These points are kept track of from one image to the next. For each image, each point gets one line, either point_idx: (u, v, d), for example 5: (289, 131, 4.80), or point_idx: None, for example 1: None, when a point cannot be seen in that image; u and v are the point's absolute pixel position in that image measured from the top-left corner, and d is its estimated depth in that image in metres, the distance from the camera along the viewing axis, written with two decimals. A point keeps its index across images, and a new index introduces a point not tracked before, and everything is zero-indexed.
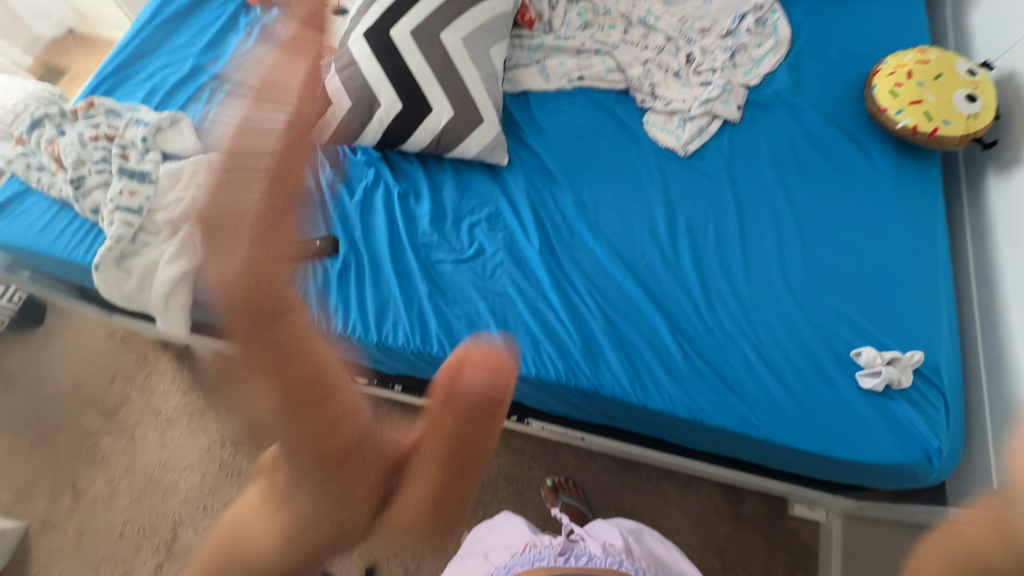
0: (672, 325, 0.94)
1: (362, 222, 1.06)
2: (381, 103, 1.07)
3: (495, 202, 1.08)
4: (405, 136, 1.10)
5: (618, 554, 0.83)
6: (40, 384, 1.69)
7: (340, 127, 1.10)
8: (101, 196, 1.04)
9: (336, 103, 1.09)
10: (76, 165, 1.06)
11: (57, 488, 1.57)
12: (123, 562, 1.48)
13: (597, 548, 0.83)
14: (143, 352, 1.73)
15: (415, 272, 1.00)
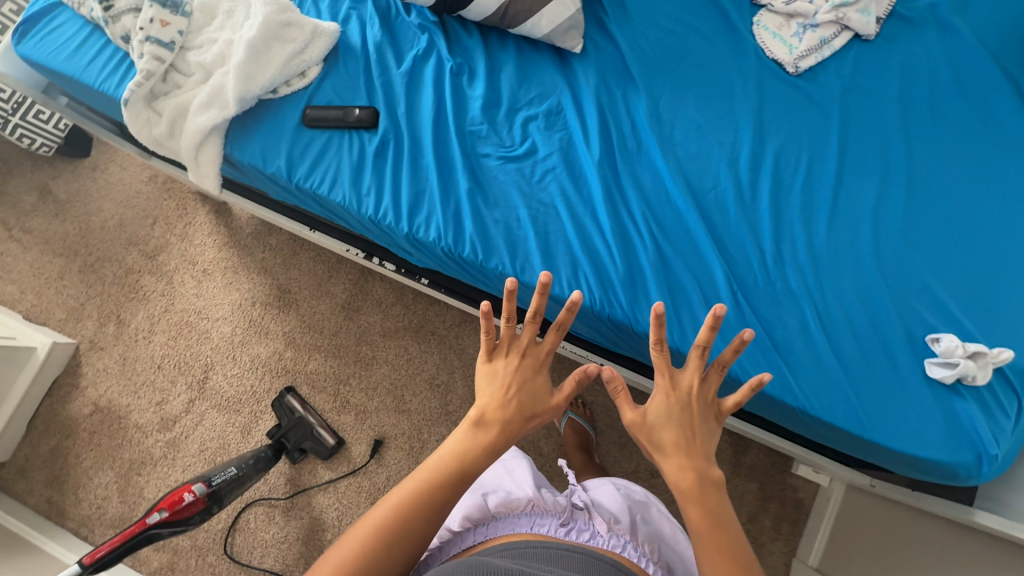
0: (729, 270, 0.84)
1: (407, 97, 0.94)
2: None
3: (559, 95, 0.94)
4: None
5: (621, 541, 0.84)
6: (87, 214, 1.74)
7: None
8: (131, 23, 0.95)
9: None
10: None
11: (104, 314, 1.67)
12: (160, 391, 1.61)
13: (603, 527, 0.84)
14: (183, 200, 1.74)
15: (457, 163, 0.91)
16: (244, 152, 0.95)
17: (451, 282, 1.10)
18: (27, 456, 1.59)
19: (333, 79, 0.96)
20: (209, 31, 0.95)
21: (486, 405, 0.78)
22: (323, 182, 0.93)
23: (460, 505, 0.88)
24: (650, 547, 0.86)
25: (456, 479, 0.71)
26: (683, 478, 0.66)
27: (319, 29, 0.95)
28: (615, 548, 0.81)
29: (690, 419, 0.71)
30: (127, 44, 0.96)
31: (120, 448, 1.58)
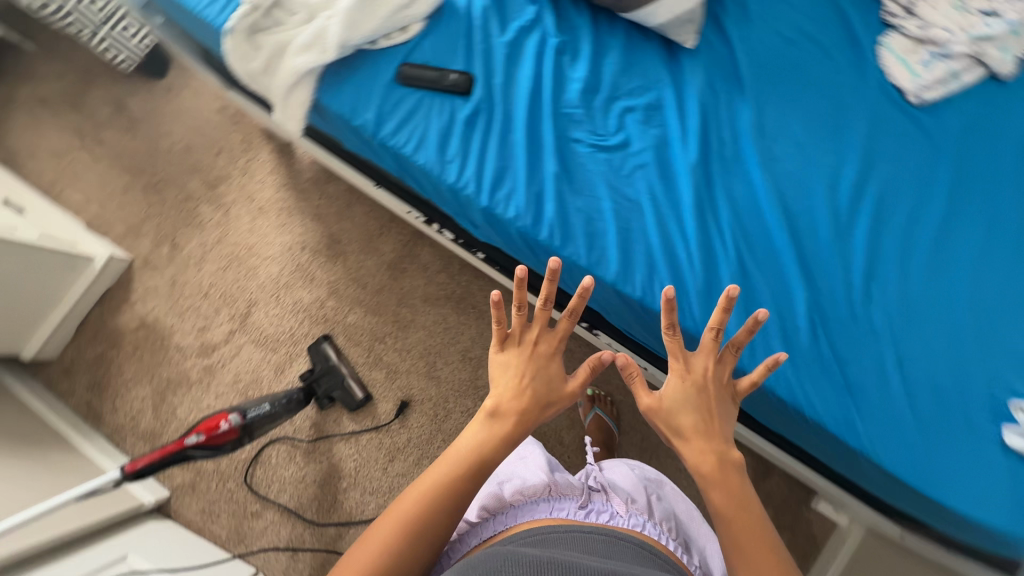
0: (812, 299, 0.81)
1: (505, 68, 0.92)
2: None
3: (662, 89, 0.90)
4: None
5: (640, 519, 0.85)
6: (157, 135, 1.77)
7: None
8: None
9: None
10: None
11: (161, 235, 1.71)
12: (203, 318, 1.66)
13: (621, 508, 0.85)
14: (249, 136, 1.76)
15: (547, 144, 0.88)
16: (334, 99, 0.93)
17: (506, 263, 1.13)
18: (73, 358, 1.66)
19: (433, 39, 0.94)
20: None
21: (504, 395, 0.79)
22: (409, 142, 0.92)
23: (477, 499, 0.90)
24: (667, 524, 0.89)
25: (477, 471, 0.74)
26: (708, 459, 0.67)
27: None
28: (636, 526, 0.83)
29: (706, 401, 0.71)
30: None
31: (160, 365, 1.64)
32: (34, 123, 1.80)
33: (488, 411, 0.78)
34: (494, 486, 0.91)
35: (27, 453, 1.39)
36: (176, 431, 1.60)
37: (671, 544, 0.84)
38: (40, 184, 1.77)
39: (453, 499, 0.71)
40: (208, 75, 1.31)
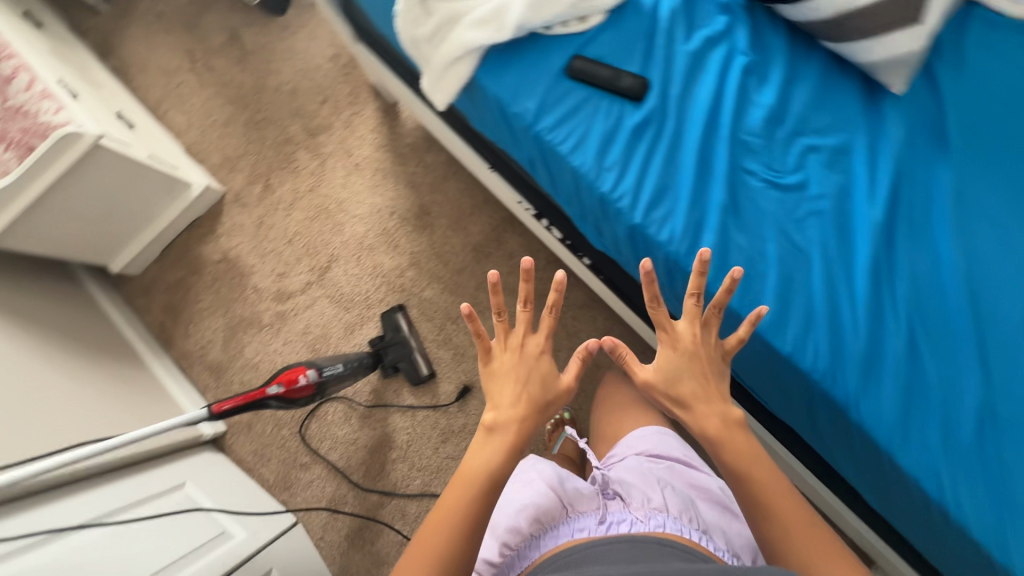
0: (985, 394, 0.74)
1: (685, 79, 0.85)
2: None
3: (852, 131, 0.82)
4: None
5: (660, 516, 0.82)
6: (266, 72, 1.75)
7: None
8: None
9: None
10: None
11: (255, 173, 1.71)
12: (284, 265, 1.66)
13: (641, 515, 0.81)
14: (356, 89, 1.72)
15: (717, 171, 0.82)
16: (497, 81, 0.88)
17: (606, 268, 1.18)
18: (154, 279, 1.68)
19: (612, 34, 0.88)
20: None
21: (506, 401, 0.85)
22: (567, 141, 0.86)
23: (493, 534, 0.85)
24: (688, 514, 0.86)
25: (490, 485, 0.77)
26: (711, 420, 0.75)
27: None
28: (658, 526, 0.79)
29: (700, 365, 0.78)
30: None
31: (235, 302, 1.65)
32: (148, 39, 1.79)
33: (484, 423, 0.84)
34: (508, 516, 0.86)
35: (100, 366, 1.41)
36: (240, 369, 1.62)
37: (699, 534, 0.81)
38: (146, 100, 1.77)
39: (471, 524, 0.74)
40: (343, 25, 1.26)
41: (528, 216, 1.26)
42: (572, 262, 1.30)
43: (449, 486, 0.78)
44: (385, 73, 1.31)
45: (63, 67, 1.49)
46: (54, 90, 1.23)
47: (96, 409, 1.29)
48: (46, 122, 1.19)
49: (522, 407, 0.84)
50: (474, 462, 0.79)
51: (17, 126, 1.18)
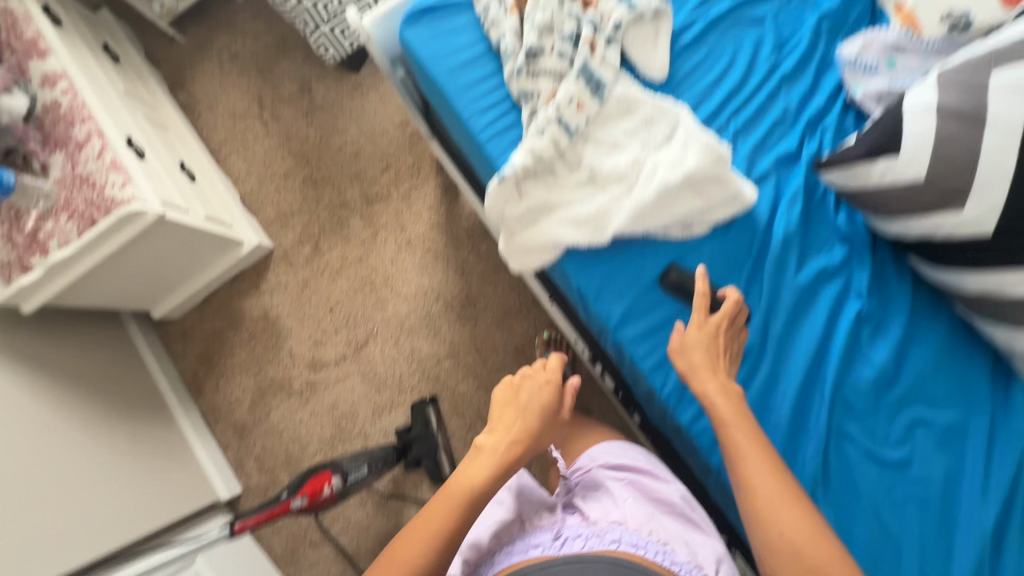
0: None
1: (791, 313, 0.78)
2: (966, 212, 0.71)
3: (966, 410, 0.76)
4: (962, 261, 0.74)
5: (617, 529, 0.79)
6: (332, 129, 1.71)
7: (875, 192, 0.77)
8: (545, 89, 0.80)
9: (900, 165, 0.73)
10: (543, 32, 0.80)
11: (306, 234, 1.68)
12: (322, 333, 1.63)
13: (593, 530, 0.80)
14: (420, 162, 1.67)
15: (814, 429, 0.75)
16: (583, 277, 0.81)
17: (656, 436, 1.11)
18: (193, 325, 1.67)
19: (716, 246, 0.80)
20: (614, 131, 0.80)
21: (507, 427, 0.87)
22: (648, 356, 0.80)
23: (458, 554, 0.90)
24: (651, 527, 0.80)
25: (473, 499, 0.77)
26: (713, 389, 0.70)
27: (738, 194, 0.77)
28: (611, 541, 0.77)
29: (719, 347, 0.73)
30: (531, 104, 0.81)
31: (268, 363, 1.63)
32: (221, 76, 1.76)
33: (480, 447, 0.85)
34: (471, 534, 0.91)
35: (130, 422, 1.40)
36: (264, 433, 1.60)
37: (658, 546, 0.76)
38: (209, 140, 1.75)
39: None
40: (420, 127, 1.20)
41: (583, 355, 1.19)
42: (618, 405, 1.23)
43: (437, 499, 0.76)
44: (458, 176, 1.24)
45: (134, 112, 1.47)
46: (122, 159, 1.20)
47: (123, 480, 1.28)
48: (111, 197, 1.16)
49: (518, 431, 0.85)
50: (465, 480, 0.79)
51: (82, 197, 1.16)
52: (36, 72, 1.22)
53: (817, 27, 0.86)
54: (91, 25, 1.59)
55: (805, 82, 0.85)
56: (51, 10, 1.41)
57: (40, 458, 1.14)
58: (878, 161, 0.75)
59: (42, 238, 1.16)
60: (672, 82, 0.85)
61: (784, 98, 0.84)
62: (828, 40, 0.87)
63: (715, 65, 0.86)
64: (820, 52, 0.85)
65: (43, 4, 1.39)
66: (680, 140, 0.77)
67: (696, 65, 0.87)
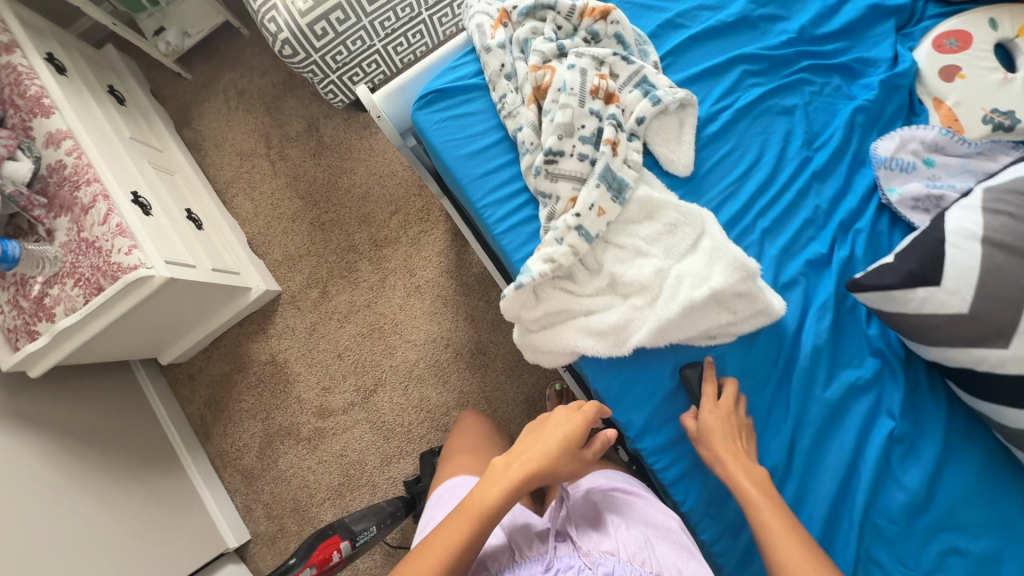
0: None
1: (818, 430, 0.80)
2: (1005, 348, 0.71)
3: (1004, 540, 0.76)
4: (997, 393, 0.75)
5: (611, 561, 0.71)
6: (340, 170, 1.68)
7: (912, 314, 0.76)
8: (564, 190, 0.77)
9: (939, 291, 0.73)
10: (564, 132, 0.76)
11: (314, 277, 1.65)
12: (330, 379, 1.61)
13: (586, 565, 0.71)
14: (429, 205, 1.65)
15: (842, 551, 0.77)
16: (606, 385, 0.80)
17: None
18: (200, 368, 1.66)
19: (744, 357, 0.81)
20: (636, 234, 0.77)
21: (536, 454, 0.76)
22: (669, 466, 0.81)
23: None
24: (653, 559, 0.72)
25: (488, 520, 0.71)
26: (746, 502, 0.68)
27: (765, 308, 0.74)
28: None
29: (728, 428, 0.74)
30: (550, 207, 0.78)
31: (276, 409, 1.62)
32: (226, 114, 1.73)
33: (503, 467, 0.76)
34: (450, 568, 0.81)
35: (137, 475, 1.39)
36: (272, 480, 1.59)
37: None
38: (215, 179, 1.72)
39: None
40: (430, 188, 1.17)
41: None
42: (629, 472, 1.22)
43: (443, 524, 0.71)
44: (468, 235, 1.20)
45: (139, 159, 1.44)
46: (129, 223, 1.18)
47: (133, 537, 1.28)
48: (117, 263, 1.14)
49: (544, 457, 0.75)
50: (482, 496, 0.72)
51: (87, 262, 1.14)
52: (41, 132, 1.20)
53: (853, 114, 0.85)
54: (95, 67, 1.56)
55: (834, 184, 0.84)
56: (55, 58, 1.38)
57: (52, 523, 1.14)
58: (916, 288, 0.75)
59: (49, 303, 1.15)
60: (698, 175, 0.82)
61: (814, 196, 0.83)
62: (861, 132, 0.86)
63: (744, 156, 0.82)
64: (851, 147, 0.84)
65: (47, 53, 1.36)
66: (706, 252, 0.73)
67: (725, 153, 0.83)
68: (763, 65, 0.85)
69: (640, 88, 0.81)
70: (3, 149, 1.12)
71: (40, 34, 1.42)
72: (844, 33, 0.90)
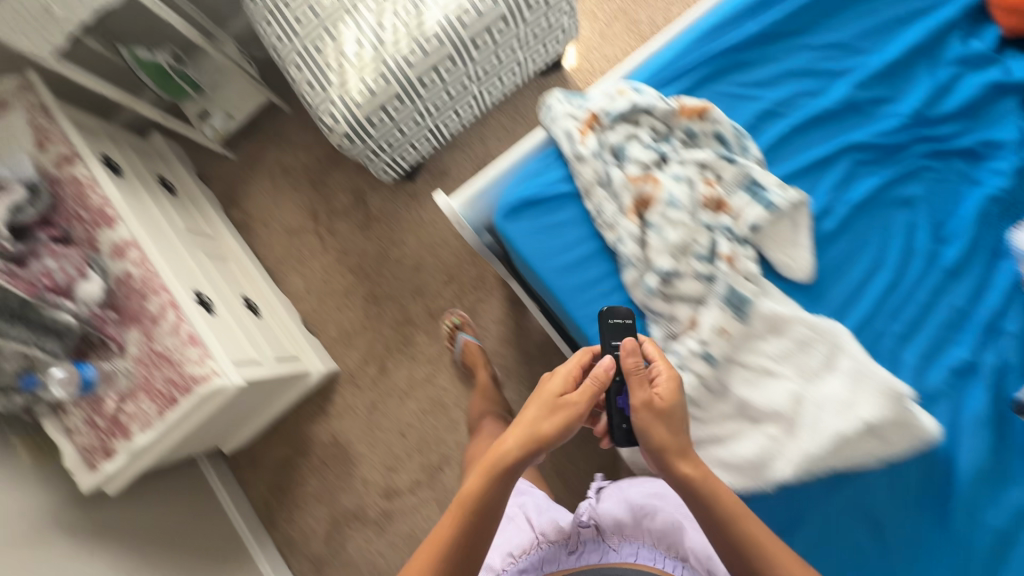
0: None
1: (981, 561, 0.86)
2: None
3: None
4: None
5: (632, 545, 0.98)
6: (390, 242, 1.66)
7: None
8: (682, 315, 0.79)
9: None
10: (681, 254, 0.77)
11: (371, 354, 1.62)
12: (395, 459, 1.57)
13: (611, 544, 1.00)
14: (484, 273, 1.62)
15: None
16: (770, 514, 0.89)
17: None
18: (260, 452, 1.63)
19: (903, 482, 0.90)
20: (766, 358, 0.80)
21: (525, 420, 0.77)
22: None
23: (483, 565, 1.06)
24: (662, 538, 0.99)
25: (473, 507, 0.74)
26: None
27: (914, 430, 0.79)
28: (628, 554, 0.96)
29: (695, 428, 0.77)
30: (670, 325, 0.80)
31: (341, 492, 1.58)
32: (273, 192, 1.72)
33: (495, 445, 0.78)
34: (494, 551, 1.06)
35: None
36: (342, 566, 1.55)
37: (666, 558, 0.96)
38: (266, 258, 1.70)
39: None
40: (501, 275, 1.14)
41: None
42: None
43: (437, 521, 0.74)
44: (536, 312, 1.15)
45: (195, 251, 1.43)
46: (199, 331, 1.15)
47: None
48: (191, 375, 1.12)
49: (531, 426, 0.76)
50: (470, 486, 0.76)
51: (162, 375, 1.12)
52: (106, 243, 1.18)
53: (982, 206, 0.93)
54: (145, 157, 1.56)
55: (965, 287, 0.93)
56: (110, 157, 1.37)
57: None
58: None
59: (124, 419, 1.13)
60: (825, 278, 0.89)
61: (948, 301, 0.92)
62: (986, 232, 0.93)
63: (866, 251, 0.90)
64: (979, 253, 0.93)
65: (103, 155, 1.35)
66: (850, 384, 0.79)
67: (848, 249, 0.91)
68: (874, 154, 0.93)
69: (749, 191, 0.80)
70: (74, 271, 1.09)
71: (94, 134, 1.41)
72: (963, 113, 0.96)
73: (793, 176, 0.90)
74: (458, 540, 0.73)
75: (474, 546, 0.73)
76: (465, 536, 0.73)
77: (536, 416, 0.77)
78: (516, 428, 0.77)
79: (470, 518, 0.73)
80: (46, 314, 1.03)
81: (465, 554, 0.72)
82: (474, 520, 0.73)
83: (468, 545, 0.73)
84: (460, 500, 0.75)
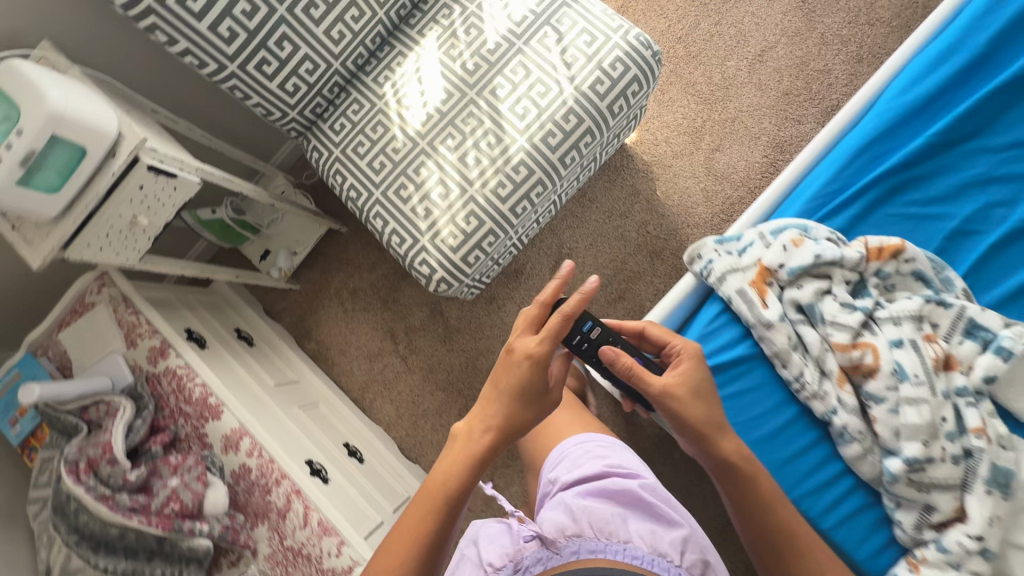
0: None
1: None
2: None
3: None
4: None
5: (575, 542, 0.78)
6: (477, 351, 1.59)
7: None
8: (942, 503, 0.75)
9: None
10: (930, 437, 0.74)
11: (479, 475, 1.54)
12: None
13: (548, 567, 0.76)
14: None
15: None
16: None
17: None
18: None
19: None
20: None
21: (503, 407, 0.81)
22: None
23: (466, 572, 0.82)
24: (604, 527, 0.81)
25: (450, 501, 0.77)
26: None
27: None
28: (572, 553, 0.76)
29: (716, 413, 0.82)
30: (923, 511, 0.76)
31: None
32: (345, 318, 1.66)
33: (466, 433, 0.82)
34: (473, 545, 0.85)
35: None
36: None
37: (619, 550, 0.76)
38: (349, 386, 1.64)
39: None
40: None
41: None
42: None
43: (420, 496, 0.78)
44: None
45: (292, 408, 1.37)
46: (329, 517, 1.08)
47: None
48: (332, 568, 1.05)
49: (508, 412, 0.81)
50: (443, 476, 0.79)
51: (301, 575, 1.06)
52: (217, 435, 1.13)
53: None
54: (217, 313, 1.51)
55: None
56: (194, 329, 1.32)
57: None
58: None
59: None
60: None
61: None
62: None
63: None
64: None
65: (186, 330, 1.30)
66: None
67: None
68: None
69: (971, 335, 0.76)
70: (195, 483, 1.02)
71: (172, 306, 1.35)
72: None
73: (1000, 307, 0.78)
74: (441, 523, 0.76)
75: (456, 525, 0.78)
76: (450, 519, 0.77)
77: (512, 404, 0.80)
78: (491, 413, 0.81)
79: (450, 504, 0.77)
80: (183, 545, 0.99)
81: (447, 537, 0.77)
82: (455, 504, 0.77)
83: (450, 527, 0.77)
84: (434, 485, 0.78)
